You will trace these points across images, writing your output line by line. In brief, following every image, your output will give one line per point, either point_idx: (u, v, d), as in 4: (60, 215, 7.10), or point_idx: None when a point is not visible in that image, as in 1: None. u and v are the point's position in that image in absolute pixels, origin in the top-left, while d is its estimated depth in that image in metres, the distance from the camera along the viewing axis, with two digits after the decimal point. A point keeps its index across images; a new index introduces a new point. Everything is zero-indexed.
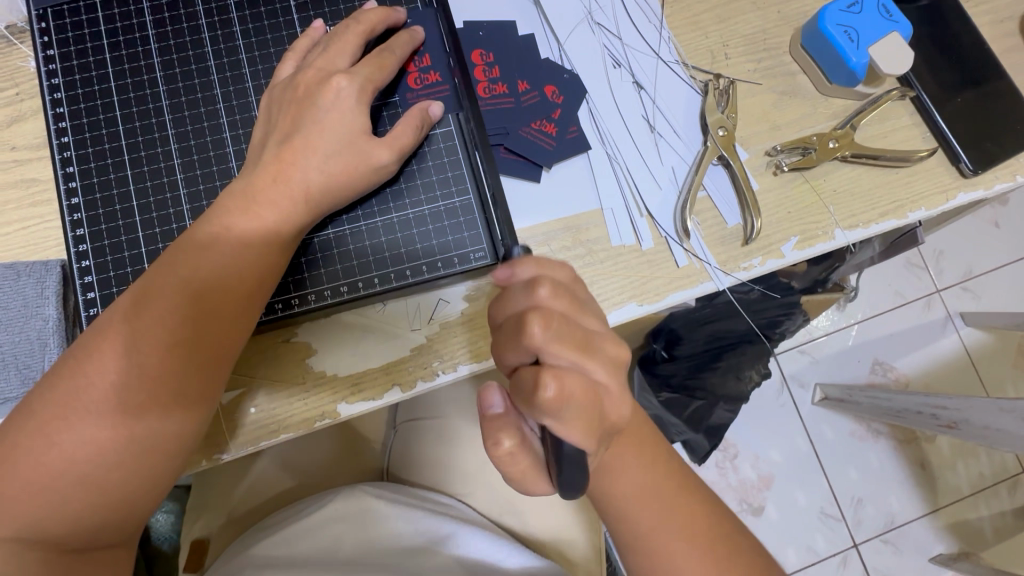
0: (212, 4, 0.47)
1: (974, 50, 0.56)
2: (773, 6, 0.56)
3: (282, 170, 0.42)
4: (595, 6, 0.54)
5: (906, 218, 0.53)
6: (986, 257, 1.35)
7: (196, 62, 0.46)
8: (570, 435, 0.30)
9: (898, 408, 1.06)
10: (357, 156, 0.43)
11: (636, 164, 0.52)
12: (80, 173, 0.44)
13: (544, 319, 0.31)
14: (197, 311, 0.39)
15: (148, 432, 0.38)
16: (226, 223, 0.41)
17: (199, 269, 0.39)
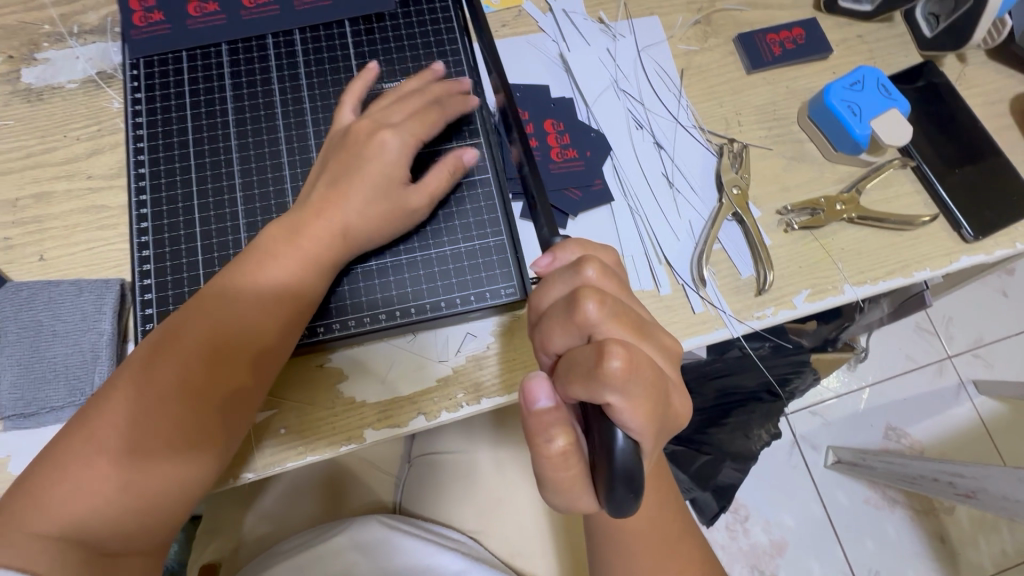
0: (283, 60, 0.53)
1: (968, 129, 0.61)
2: (782, 82, 0.62)
3: (328, 209, 0.45)
4: (621, 76, 0.60)
5: (912, 277, 0.56)
6: (997, 326, 1.36)
7: (265, 109, 0.52)
8: (633, 418, 0.26)
9: (913, 475, 1.04)
10: (392, 203, 0.47)
11: (655, 216, 0.56)
12: (152, 201, 0.49)
13: (598, 296, 0.29)
14: (239, 345, 0.42)
15: (188, 460, 0.40)
16: (271, 270, 0.44)
17: (239, 304, 0.43)
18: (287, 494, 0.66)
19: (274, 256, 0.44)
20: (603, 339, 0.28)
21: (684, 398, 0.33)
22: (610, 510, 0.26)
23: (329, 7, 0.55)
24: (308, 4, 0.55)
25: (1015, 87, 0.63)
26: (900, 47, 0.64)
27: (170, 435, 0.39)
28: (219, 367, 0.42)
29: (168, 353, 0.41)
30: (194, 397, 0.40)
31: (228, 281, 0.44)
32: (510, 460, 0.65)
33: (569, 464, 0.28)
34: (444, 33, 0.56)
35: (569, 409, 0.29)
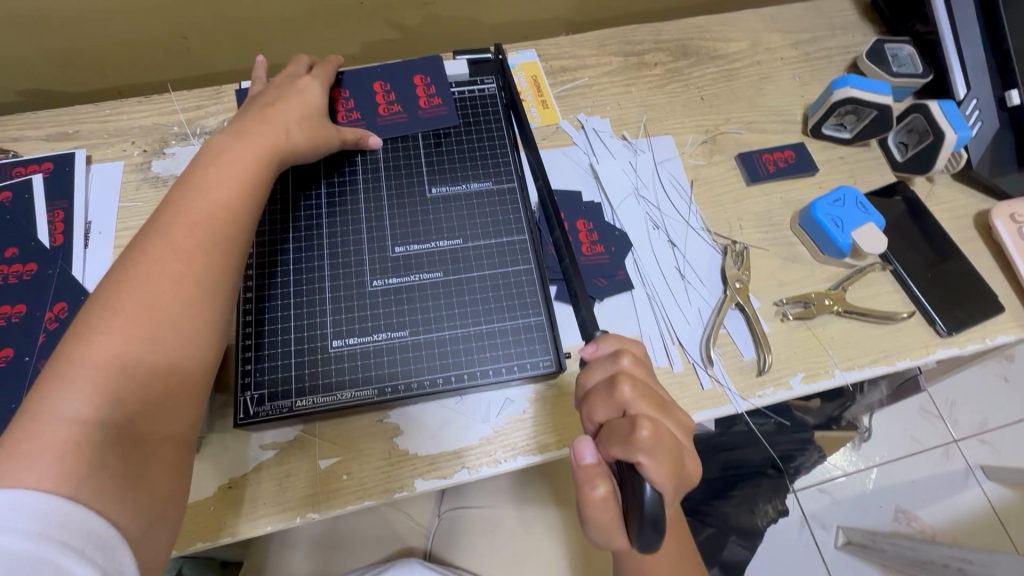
0: (368, 163, 0.64)
1: (938, 240, 0.71)
2: (777, 194, 0.74)
3: (267, 117, 0.56)
4: (641, 185, 0.72)
5: (895, 365, 0.65)
6: (999, 412, 1.40)
7: (351, 203, 0.62)
8: (659, 475, 0.34)
9: (924, 558, 1.07)
10: (321, 122, 0.60)
11: (670, 303, 0.66)
12: (254, 274, 0.58)
13: (631, 379, 0.38)
14: (217, 228, 0.48)
15: (188, 300, 0.44)
16: (227, 159, 0.51)
17: (205, 208, 0.48)
18: (327, 543, 0.72)
19: (220, 173, 0.50)
20: (635, 412, 0.37)
21: (696, 464, 0.41)
22: (638, 547, 0.34)
23: (405, 122, 0.67)
24: (388, 119, 0.67)
25: (978, 206, 0.74)
26: (877, 168, 0.76)
27: (164, 316, 0.43)
28: (201, 250, 0.46)
29: (152, 260, 0.44)
30: (188, 286, 0.45)
31: (179, 200, 0.48)
32: (536, 516, 0.73)
33: (608, 509, 0.36)
34: (498, 146, 0.68)
35: (609, 467, 0.38)
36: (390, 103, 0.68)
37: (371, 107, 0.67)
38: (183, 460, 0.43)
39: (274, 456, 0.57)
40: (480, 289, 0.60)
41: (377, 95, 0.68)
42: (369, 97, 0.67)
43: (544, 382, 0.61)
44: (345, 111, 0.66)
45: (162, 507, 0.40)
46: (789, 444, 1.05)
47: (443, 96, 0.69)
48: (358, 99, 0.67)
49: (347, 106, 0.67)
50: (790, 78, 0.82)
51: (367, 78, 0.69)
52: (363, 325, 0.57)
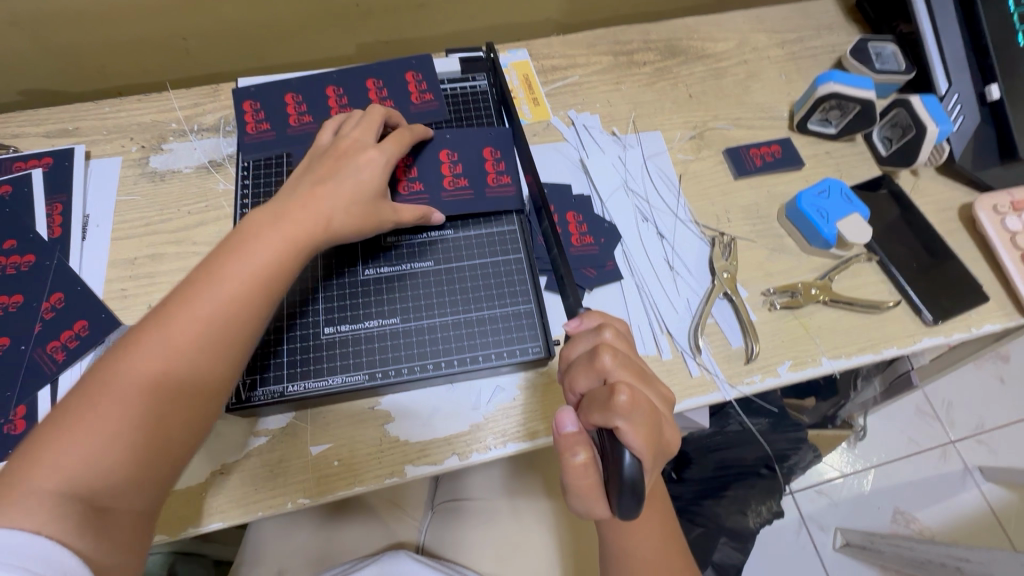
0: None
1: (923, 232, 0.72)
2: (765, 188, 0.75)
3: (313, 200, 0.51)
4: (630, 179, 0.74)
5: (881, 353, 0.65)
6: (995, 413, 1.40)
7: None
8: (636, 440, 0.35)
9: (923, 558, 1.06)
10: (372, 211, 0.54)
11: (659, 294, 0.67)
12: None
13: (612, 351, 0.39)
14: (221, 329, 0.44)
15: (178, 404, 0.42)
16: (252, 252, 0.47)
17: (215, 304, 0.44)
18: (319, 538, 0.72)
19: (243, 267, 0.46)
20: (614, 380, 0.38)
21: (676, 434, 0.41)
22: (617, 512, 0.35)
23: (470, 200, 0.63)
24: (454, 195, 0.63)
25: (962, 198, 0.76)
26: (862, 163, 0.78)
27: (146, 403, 0.41)
28: (195, 348, 0.43)
29: (146, 343, 0.42)
30: (172, 380, 0.42)
31: (198, 287, 0.45)
32: (528, 509, 0.74)
33: (588, 474, 0.37)
34: None
35: (590, 435, 0.39)
36: (457, 177, 0.63)
37: (437, 181, 0.63)
38: (149, 529, 0.42)
39: (266, 442, 0.57)
40: (471, 279, 0.61)
41: (444, 166, 0.64)
42: (435, 171, 0.63)
43: (534, 370, 0.62)
44: (407, 182, 0.62)
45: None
46: (785, 443, 1.02)
47: (513, 174, 0.65)
48: (423, 171, 0.63)
49: (410, 175, 0.62)
50: (776, 77, 0.84)
51: (434, 148, 0.64)
52: (354, 313, 0.58)
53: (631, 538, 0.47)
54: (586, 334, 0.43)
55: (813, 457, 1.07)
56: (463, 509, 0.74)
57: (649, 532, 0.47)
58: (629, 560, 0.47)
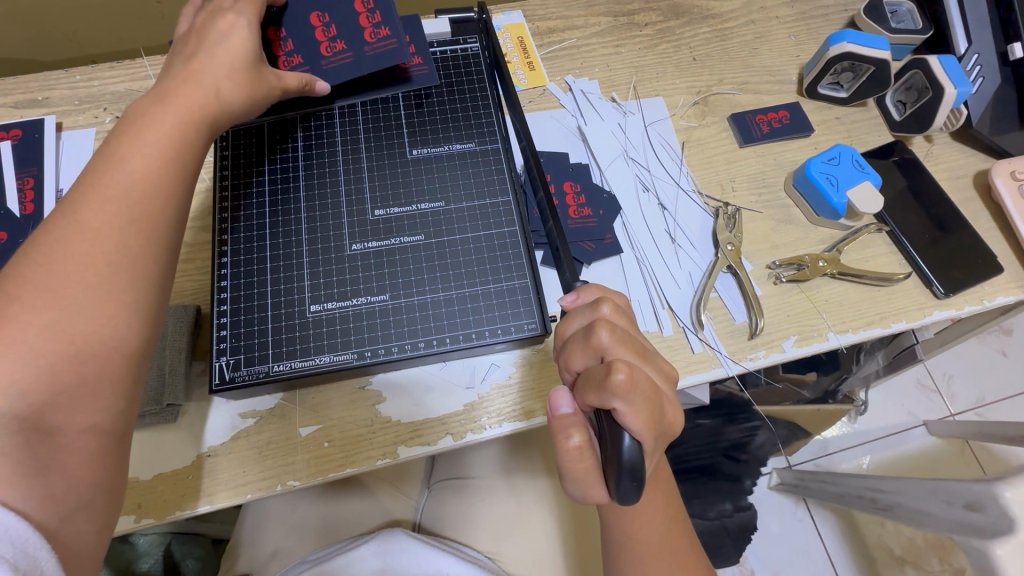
0: (346, 126, 0.62)
1: (936, 201, 0.69)
2: (771, 156, 0.72)
3: (191, 74, 0.48)
4: (630, 147, 0.70)
5: (889, 328, 0.63)
6: (996, 386, 1.39)
7: (329, 167, 0.60)
8: (634, 421, 0.33)
9: (842, 492, 1.00)
10: (255, 78, 0.52)
11: (660, 268, 0.64)
12: (232, 240, 0.56)
13: (609, 327, 0.37)
14: (135, 205, 0.41)
15: (102, 285, 0.38)
16: (144, 126, 0.44)
17: (123, 180, 0.41)
18: (314, 516, 0.71)
19: (142, 138, 0.43)
20: (613, 359, 0.36)
21: (677, 414, 0.39)
22: (615, 498, 0.33)
23: (353, 61, 0.60)
24: (334, 61, 0.60)
25: (976, 166, 0.73)
26: (874, 129, 0.74)
27: (75, 293, 0.37)
28: (116, 227, 0.40)
29: (59, 235, 0.39)
30: (104, 265, 0.39)
31: (94, 174, 0.41)
32: (525, 488, 0.73)
33: (584, 457, 0.35)
34: (482, 108, 0.65)
35: (585, 416, 0.37)
36: (332, 39, 0.60)
37: (313, 47, 0.59)
38: (112, 452, 0.38)
39: (254, 423, 0.55)
40: (463, 253, 0.58)
41: (317, 29, 0.59)
42: (308, 36, 0.59)
43: (530, 347, 0.60)
44: (285, 56, 0.59)
45: (84, 501, 0.36)
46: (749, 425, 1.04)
47: (389, 22, 0.60)
48: (296, 38, 0.59)
49: (286, 48, 0.59)
50: (786, 37, 0.79)
51: (301, 9, 0.59)
52: (341, 291, 0.56)
53: (631, 520, 0.45)
54: (582, 309, 0.41)
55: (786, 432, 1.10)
56: (459, 488, 0.73)
57: (652, 514, 0.45)
58: (627, 541, 0.45)
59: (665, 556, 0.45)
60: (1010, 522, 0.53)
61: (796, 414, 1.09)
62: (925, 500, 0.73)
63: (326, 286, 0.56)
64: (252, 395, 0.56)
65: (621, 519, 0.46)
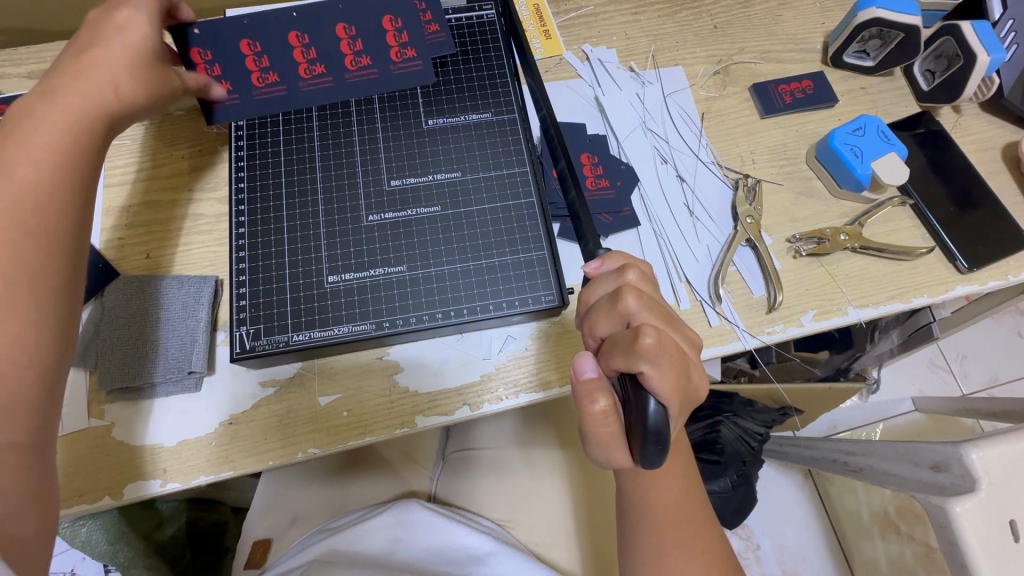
0: (360, 95, 0.61)
1: (963, 174, 0.68)
2: (793, 127, 0.70)
3: (78, 68, 0.45)
4: (648, 117, 0.69)
5: (910, 302, 0.62)
6: (1012, 366, 1.38)
7: (344, 137, 0.60)
8: (662, 384, 0.33)
9: (819, 456, 1.02)
10: (154, 72, 0.49)
11: (677, 241, 0.63)
12: (248, 211, 0.56)
13: (637, 293, 0.36)
14: (21, 220, 0.40)
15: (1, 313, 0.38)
16: (32, 135, 0.42)
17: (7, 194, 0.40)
18: (332, 483, 0.73)
19: (30, 145, 0.42)
20: (638, 324, 0.35)
21: (701, 379, 0.39)
22: (638, 461, 0.33)
23: (377, 79, 0.58)
24: (358, 76, 0.57)
25: (1006, 137, 0.71)
26: (899, 100, 0.72)
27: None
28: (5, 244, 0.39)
29: None
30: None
31: None
32: (539, 458, 0.74)
33: (609, 422, 0.35)
34: (498, 76, 0.64)
35: (609, 382, 0.37)
36: (358, 53, 0.56)
37: (336, 59, 0.56)
38: (36, 467, 0.38)
39: (273, 393, 0.56)
40: (479, 225, 0.58)
41: (341, 40, 0.56)
42: (332, 46, 0.56)
43: (546, 320, 0.60)
44: (307, 65, 0.56)
45: (13, 509, 0.37)
46: (736, 405, 1.08)
47: (416, 43, 0.57)
48: (318, 46, 0.55)
49: (308, 56, 0.56)
50: (811, 4, 0.77)
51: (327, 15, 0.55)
52: (359, 261, 0.56)
53: (649, 488, 0.46)
54: (607, 274, 0.40)
55: (778, 414, 1.10)
56: (474, 459, 0.74)
57: (667, 482, 0.46)
58: (646, 509, 0.46)
59: (679, 524, 0.46)
60: (972, 481, 0.55)
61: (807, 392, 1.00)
62: (891, 459, 0.74)
63: (344, 257, 0.56)
64: (272, 363, 0.56)
65: (640, 489, 0.46)
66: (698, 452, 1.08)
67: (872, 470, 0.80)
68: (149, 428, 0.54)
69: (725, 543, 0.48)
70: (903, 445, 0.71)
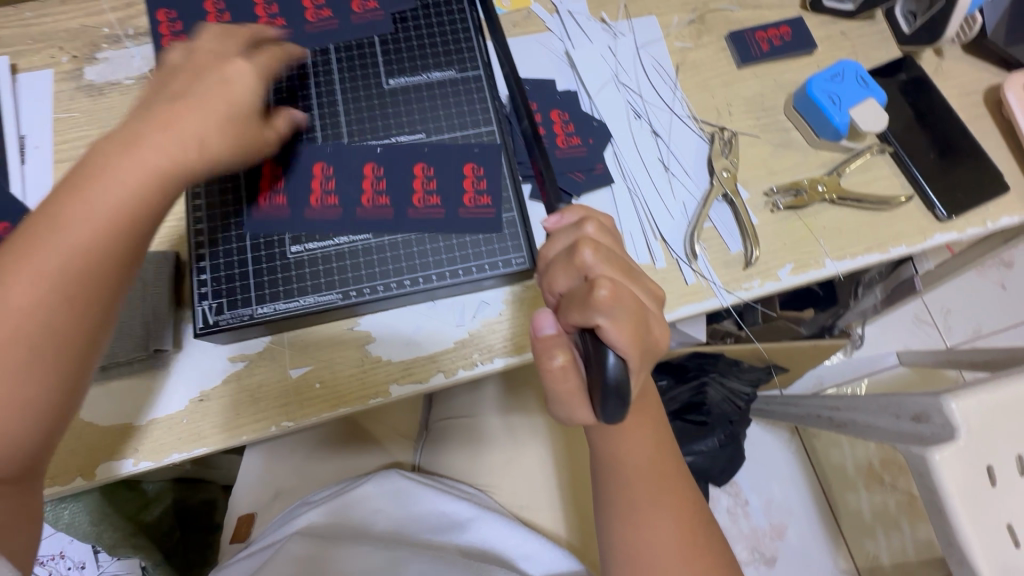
0: (315, 55, 0.59)
1: (944, 119, 0.66)
2: (771, 76, 0.67)
3: (169, 119, 0.41)
4: (620, 70, 0.66)
5: (888, 253, 0.61)
6: (994, 316, 1.39)
7: (299, 100, 0.57)
8: (620, 337, 0.32)
9: (803, 413, 1.03)
10: (245, 129, 0.44)
11: (652, 198, 0.62)
12: (196, 180, 0.54)
13: (592, 247, 0.35)
14: (65, 285, 0.37)
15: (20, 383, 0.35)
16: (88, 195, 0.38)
17: (52, 259, 0.37)
18: (313, 454, 0.73)
19: (92, 204, 0.38)
20: (595, 276, 0.34)
21: (662, 331, 0.38)
22: (600, 418, 0.33)
23: (442, 218, 0.54)
24: (423, 213, 0.55)
25: (989, 80, 0.69)
26: (880, 44, 0.70)
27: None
28: (40, 313, 0.36)
29: None
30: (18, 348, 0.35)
31: (29, 241, 0.37)
32: (521, 424, 0.74)
33: (568, 377, 0.34)
34: (462, 28, 0.61)
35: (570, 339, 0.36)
36: (427, 192, 0.55)
37: (404, 194, 0.55)
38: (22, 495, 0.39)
39: (243, 367, 0.55)
40: (447, 187, 0.56)
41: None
42: (403, 181, 0.55)
43: (520, 284, 0.59)
44: (372, 194, 0.55)
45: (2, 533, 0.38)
46: (723, 364, 1.10)
47: None
48: (390, 179, 0.55)
49: (377, 188, 0.55)
50: None
51: (407, 157, 0.56)
52: (321, 229, 0.54)
53: (618, 444, 0.46)
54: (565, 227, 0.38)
55: (762, 373, 1.12)
56: (458, 428, 0.74)
57: (638, 438, 0.46)
58: (616, 466, 0.46)
59: (653, 480, 0.46)
60: (952, 430, 0.55)
61: (794, 351, 1.00)
62: (879, 414, 0.73)
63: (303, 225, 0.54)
64: (240, 338, 0.55)
65: (614, 449, 0.46)
66: (685, 413, 1.10)
67: (853, 421, 0.82)
68: (116, 407, 0.53)
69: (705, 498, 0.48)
70: (890, 403, 0.71)
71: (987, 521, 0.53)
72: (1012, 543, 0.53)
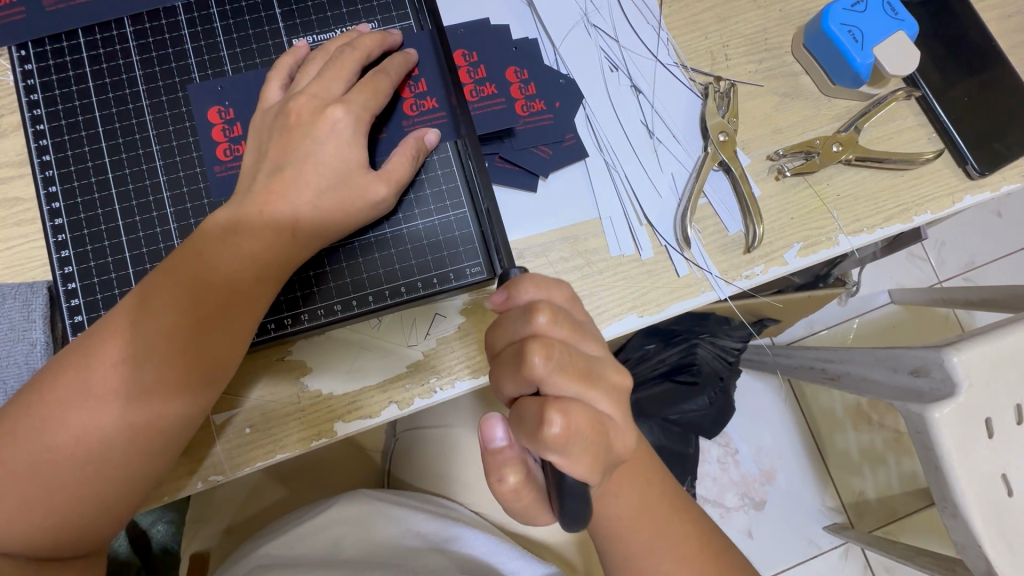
0: (197, 25, 0.48)
1: (981, 49, 0.54)
2: (774, 5, 0.55)
3: (271, 201, 0.41)
4: (591, 7, 0.53)
5: (911, 222, 0.52)
6: (990, 247, 1.33)
7: (182, 89, 0.47)
8: (575, 471, 0.30)
9: (795, 365, 0.94)
10: (350, 191, 0.43)
11: (636, 173, 0.51)
12: (67, 208, 0.46)
13: (545, 350, 0.30)
14: (159, 359, 0.38)
15: (115, 449, 0.38)
16: (200, 251, 0.40)
17: (152, 332, 0.38)
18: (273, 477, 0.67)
19: (207, 267, 0.40)
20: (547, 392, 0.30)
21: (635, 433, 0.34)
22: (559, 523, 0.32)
23: (446, 118, 0.48)
24: (420, 119, 0.48)
25: None
26: None
27: (58, 469, 0.37)
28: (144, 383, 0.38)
29: (81, 373, 0.38)
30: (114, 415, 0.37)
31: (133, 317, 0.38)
32: None
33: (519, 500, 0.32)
34: None
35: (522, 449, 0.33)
36: (419, 96, 0.48)
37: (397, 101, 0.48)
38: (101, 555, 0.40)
39: None
40: None
41: None
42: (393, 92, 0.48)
43: (480, 292, 0.49)
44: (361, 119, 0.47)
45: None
46: (716, 322, 1.02)
47: None
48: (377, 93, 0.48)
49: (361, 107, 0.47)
50: None
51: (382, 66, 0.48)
52: None
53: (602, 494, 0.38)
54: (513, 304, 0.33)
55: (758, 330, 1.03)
56: (430, 438, 0.67)
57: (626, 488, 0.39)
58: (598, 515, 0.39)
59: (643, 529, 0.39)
60: (952, 386, 0.48)
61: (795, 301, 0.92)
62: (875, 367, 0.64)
63: None
64: None
65: None
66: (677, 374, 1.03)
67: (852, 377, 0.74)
68: None
69: (705, 538, 0.42)
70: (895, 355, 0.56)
71: (979, 466, 0.48)
72: (1004, 492, 0.49)
